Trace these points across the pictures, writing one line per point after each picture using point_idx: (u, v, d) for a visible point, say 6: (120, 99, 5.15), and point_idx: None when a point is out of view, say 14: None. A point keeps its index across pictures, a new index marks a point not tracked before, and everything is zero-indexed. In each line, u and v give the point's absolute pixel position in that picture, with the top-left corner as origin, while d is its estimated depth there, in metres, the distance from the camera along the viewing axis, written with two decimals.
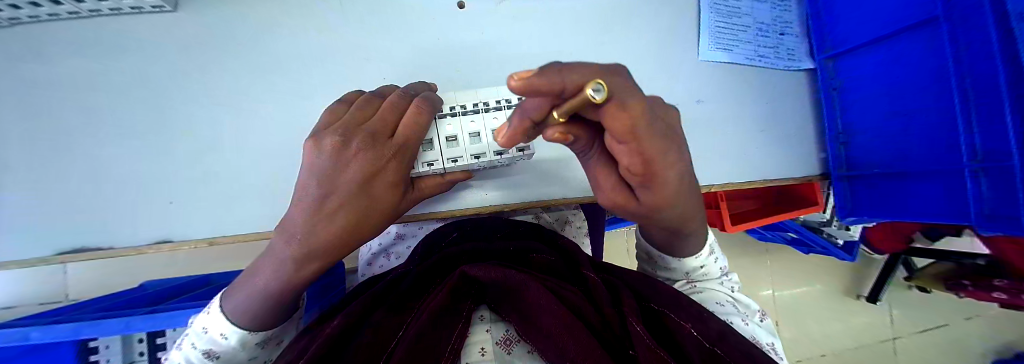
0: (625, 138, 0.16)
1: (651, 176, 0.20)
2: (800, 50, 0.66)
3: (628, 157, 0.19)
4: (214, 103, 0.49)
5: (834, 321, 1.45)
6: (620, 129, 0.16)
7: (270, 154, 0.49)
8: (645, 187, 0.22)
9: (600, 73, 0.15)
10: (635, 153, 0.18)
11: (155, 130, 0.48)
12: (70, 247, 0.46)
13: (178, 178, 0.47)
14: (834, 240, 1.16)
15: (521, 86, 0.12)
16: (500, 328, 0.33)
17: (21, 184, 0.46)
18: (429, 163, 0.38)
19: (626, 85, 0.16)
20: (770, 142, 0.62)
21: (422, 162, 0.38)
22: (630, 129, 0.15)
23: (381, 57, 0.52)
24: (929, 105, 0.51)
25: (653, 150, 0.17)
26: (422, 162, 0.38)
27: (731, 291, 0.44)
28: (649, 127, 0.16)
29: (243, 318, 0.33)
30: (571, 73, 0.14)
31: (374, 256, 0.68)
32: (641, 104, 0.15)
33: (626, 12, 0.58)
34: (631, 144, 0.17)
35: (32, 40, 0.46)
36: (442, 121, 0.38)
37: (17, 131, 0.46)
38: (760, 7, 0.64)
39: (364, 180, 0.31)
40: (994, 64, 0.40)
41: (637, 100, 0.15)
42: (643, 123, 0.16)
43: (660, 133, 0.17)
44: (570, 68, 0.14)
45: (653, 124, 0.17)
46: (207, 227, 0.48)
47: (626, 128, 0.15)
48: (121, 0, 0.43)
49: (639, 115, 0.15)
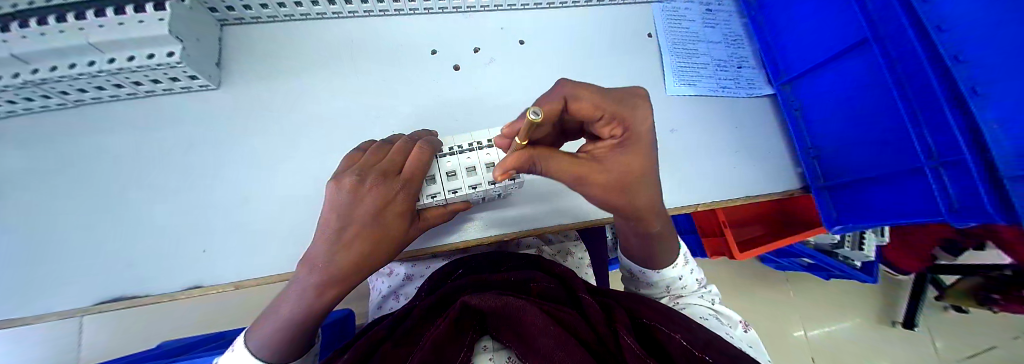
0: (595, 113, 0.35)
1: (627, 135, 0.35)
2: (759, 79, 0.74)
3: (602, 127, 0.36)
4: (244, 159, 0.56)
5: (874, 352, 1.34)
6: (589, 109, 0.35)
7: (290, 201, 0.54)
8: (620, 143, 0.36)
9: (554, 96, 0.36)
10: (609, 119, 0.35)
11: (193, 185, 0.54)
12: (101, 297, 0.49)
13: (207, 227, 0.52)
14: (851, 262, 1.13)
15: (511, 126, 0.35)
16: (502, 356, 0.37)
17: (67, 240, 0.50)
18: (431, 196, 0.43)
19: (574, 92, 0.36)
20: (749, 161, 0.67)
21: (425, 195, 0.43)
22: (593, 105, 0.34)
23: (390, 113, 0.60)
24: (879, 116, 0.57)
25: (617, 112, 0.35)
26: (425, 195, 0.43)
27: (712, 304, 0.50)
28: (607, 101, 0.35)
29: (266, 352, 0.37)
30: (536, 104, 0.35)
31: (383, 298, 0.69)
32: (593, 94, 0.35)
33: (598, 61, 0.67)
34: (602, 117, 0.35)
35: (99, 117, 0.55)
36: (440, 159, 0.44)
37: (68, 193, 0.52)
38: (715, 48, 0.74)
39: (377, 211, 0.35)
40: (927, 74, 0.46)
41: (589, 92, 0.35)
42: (601, 100, 0.34)
43: (618, 104, 0.35)
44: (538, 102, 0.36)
45: (604, 101, 0.35)
46: (229, 272, 0.51)
47: (593, 107, 0.34)
48: (174, 80, 0.53)
49: (595, 97, 0.34)
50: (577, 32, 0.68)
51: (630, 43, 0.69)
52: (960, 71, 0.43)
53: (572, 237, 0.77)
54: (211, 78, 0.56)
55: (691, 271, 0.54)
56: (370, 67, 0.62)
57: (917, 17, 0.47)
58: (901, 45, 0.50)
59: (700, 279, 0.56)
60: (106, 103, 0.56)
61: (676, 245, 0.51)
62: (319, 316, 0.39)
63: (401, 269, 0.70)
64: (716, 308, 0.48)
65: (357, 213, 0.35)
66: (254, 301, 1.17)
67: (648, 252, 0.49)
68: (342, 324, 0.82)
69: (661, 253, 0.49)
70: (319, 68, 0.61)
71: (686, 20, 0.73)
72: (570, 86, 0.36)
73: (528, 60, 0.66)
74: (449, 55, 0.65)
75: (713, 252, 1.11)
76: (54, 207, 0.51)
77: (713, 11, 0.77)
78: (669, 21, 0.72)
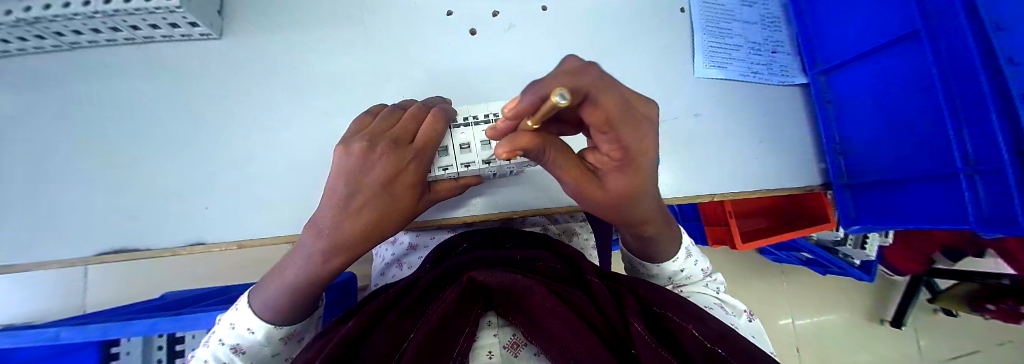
0: (603, 128, 0.23)
1: (629, 157, 0.26)
2: (793, 67, 0.70)
3: (607, 142, 0.25)
4: (249, 117, 0.53)
5: (857, 346, 1.38)
6: (598, 119, 0.22)
7: (296, 163, 0.53)
8: (619, 168, 0.28)
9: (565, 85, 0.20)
10: (614, 139, 0.24)
11: (198, 140, 0.52)
12: (111, 248, 0.49)
13: (211, 185, 0.51)
14: (851, 260, 1.13)
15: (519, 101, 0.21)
16: (507, 333, 0.35)
17: (68, 188, 0.49)
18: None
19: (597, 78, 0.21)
20: (769, 152, 0.64)
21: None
22: (604, 118, 0.21)
23: (400, 78, 0.57)
24: (920, 115, 0.53)
25: (625, 134, 0.23)
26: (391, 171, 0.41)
27: (717, 293, 0.50)
28: (622, 116, 0.22)
29: (270, 313, 0.37)
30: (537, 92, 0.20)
31: (387, 265, 0.69)
32: (615, 99, 0.21)
33: (624, 35, 0.63)
34: (609, 133, 0.23)
35: (97, 63, 0.53)
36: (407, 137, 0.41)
37: (69, 140, 0.51)
38: (750, 29, 0.68)
39: (386, 183, 0.34)
40: (975, 75, 0.43)
41: (610, 96, 0.21)
42: (620, 113, 0.22)
43: (633, 121, 0.23)
44: (540, 87, 0.20)
45: (624, 115, 0.22)
46: (235, 231, 0.50)
47: (603, 120, 0.22)
48: (174, 27, 0.50)
49: (614, 108, 0.21)
50: (605, 1, 0.63)
51: (660, 17, 0.64)
52: (1013, 75, 0.39)
53: (579, 218, 0.76)
54: (212, 27, 0.52)
55: (697, 262, 0.53)
56: (381, 26, 0.58)
57: (978, 11, 0.42)
58: (955, 40, 0.45)
59: (706, 269, 0.54)
60: (102, 47, 0.53)
61: (677, 243, 0.49)
62: (326, 282, 0.38)
63: (406, 237, 0.70)
64: (721, 297, 0.48)
65: (364, 184, 0.33)
66: (260, 259, 1.19)
67: (646, 250, 0.47)
68: (343, 287, 0.84)
69: (660, 252, 0.48)
70: (326, 24, 0.57)
71: None
72: (597, 80, 0.21)
73: (549, 30, 0.61)
74: (466, 18, 0.60)
75: (715, 241, 1.11)
76: (56, 153, 0.50)
77: None
78: None
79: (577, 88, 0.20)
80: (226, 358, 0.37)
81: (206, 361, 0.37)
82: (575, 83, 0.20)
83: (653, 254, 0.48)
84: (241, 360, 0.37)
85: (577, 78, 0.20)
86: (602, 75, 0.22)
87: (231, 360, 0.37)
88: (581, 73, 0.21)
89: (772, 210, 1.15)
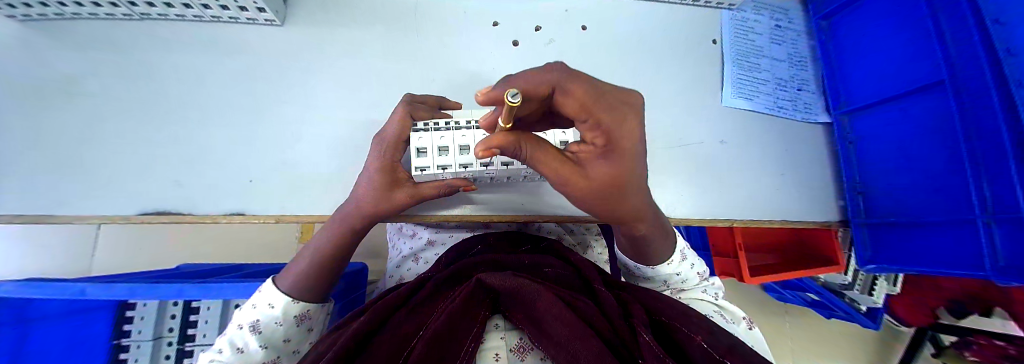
0: (579, 115, 0.21)
1: (612, 145, 0.22)
2: (816, 105, 0.71)
3: (586, 128, 0.23)
4: (300, 100, 0.57)
5: None
6: (572, 108, 0.21)
7: (340, 148, 0.56)
8: (603, 153, 0.23)
9: (532, 79, 0.21)
10: (593, 125, 0.21)
11: (249, 117, 0.55)
12: (154, 208, 0.51)
13: (258, 161, 0.54)
14: (857, 306, 1.08)
15: (484, 97, 0.21)
16: (514, 335, 0.33)
17: (122, 148, 0.52)
18: (422, 168, 0.43)
19: (575, 77, 0.20)
20: (793, 184, 0.66)
21: (438, 165, 0.43)
22: (579, 103, 0.20)
23: (443, 79, 0.61)
24: (937, 161, 0.56)
25: (608, 118, 0.20)
26: (416, 167, 0.43)
27: (715, 299, 0.48)
28: (597, 98, 0.20)
29: (290, 284, 0.43)
30: (522, 80, 0.21)
31: (403, 259, 0.70)
32: (589, 85, 0.20)
33: (658, 58, 0.66)
34: (587, 120, 0.21)
35: (164, 36, 0.56)
36: (436, 132, 0.43)
37: (133, 102, 0.53)
38: (779, 65, 0.71)
39: (383, 187, 0.42)
40: (997, 126, 0.45)
41: (581, 82, 0.20)
42: (594, 95, 0.20)
43: (610, 102, 0.21)
44: (522, 80, 0.22)
45: (601, 98, 0.20)
46: (275, 206, 0.53)
47: (578, 105, 0.20)
48: (244, 11, 0.54)
49: (585, 91, 0.20)
50: (642, 26, 0.67)
51: (693, 47, 0.68)
52: None
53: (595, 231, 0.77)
54: (278, 14, 0.56)
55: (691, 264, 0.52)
56: (431, 29, 0.62)
57: (1001, 70, 0.44)
58: (979, 93, 0.48)
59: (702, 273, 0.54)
60: (173, 23, 0.57)
61: (671, 242, 0.47)
62: (347, 253, 0.48)
63: (425, 233, 0.71)
64: (720, 303, 0.47)
65: (364, 192, 0.43)
66: (272, 241, 1.21)
67: (640, 251, 0.46)
68: (353, 276, 0.85)
69: (660, 253, 0.47)
70: (380, 22, 0.61)
71: (754, 33, 0.71)
72: (566, 71, 0.21)
73: (589, 47, 0.64)
74: (511, 28, 0.64)
75: (722, 271, 1.09)
76: (115, 114, 0.53)
77: (782, 27, 0.73)
78: (736, 30, 0.70)
79: (544, 78, 0.21)
80: (242, 342, 0.38)
81: (221, 350, 0.37)
82: (543, 75, 0.21)
83: (648, 256, 0.47)
84: (258, 340, 0.38)
85: (551, 69, 0.22)
86: (575, 72, 0.21)
87: (248, 340, 0.38)
88: (549, 73, 0.21)
89: (781, 246, 1.15)
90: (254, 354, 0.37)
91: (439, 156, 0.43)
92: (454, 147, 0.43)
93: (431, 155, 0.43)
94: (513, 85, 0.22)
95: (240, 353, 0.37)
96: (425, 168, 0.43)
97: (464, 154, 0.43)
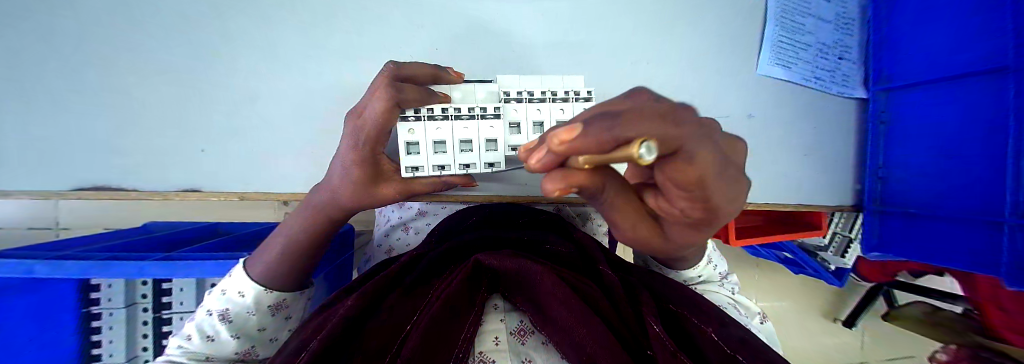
0: (684, 188, 0.11)
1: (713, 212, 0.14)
2: (854, 77, 0.64)
3: (674, 195, 0.13)
4: (251, 48, 0.45)
5: (823, 336, 1.42)
6: (683, 181, 0.10)
7: (313, 112, 0.48)
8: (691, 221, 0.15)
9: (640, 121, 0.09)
10: (691, 201, 0.12)
11: (188, 70, 0.44)
12: (93, 183, 0.44)
13: (210, 126, 0.45)
14: (828, 264, 1.11)
15: (565, 152, 0.10)
16: (514, 317, 0.27)
17: (31, 107, 0.42)
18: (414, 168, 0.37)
19: (695, 128, 0.10)
20: (802, 165, 0.63)
21: (434, 166, 0.37)
22: (699, 180, 0.10)
23: (434, 26, 0.50)
24: (977, 150, 0.53)
25: (713, 195, 0.11)
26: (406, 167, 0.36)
27: (731, 294, 0.46)
28: (720, 169, 0.10)
29: (260, 274, 0.37)
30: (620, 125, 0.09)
31: (392, 228, 0.65)
32: (711, 153, 0.10)
33: (691, 14, 0.56)
34: (690, 195, 0.12)
35: None
36: (430, 123, 0.35)
37: (26, 44, 0.41)
38: (825, 26, 0.61)
39: (363, 185, 0.34)
40: None
41: (703, 142, 0.10)
42: (715, 164, 0.10)
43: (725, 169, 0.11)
44: (618, 121, 0.09)
45: (720, 156, 0.11)
46: (238, 180, 0.47)
47: (692, 181, 0.10)
48: None
49: (710, 159, 0.10)
50: None
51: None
52: None
53: None
54: None
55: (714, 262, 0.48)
56: None
57: None
58: None
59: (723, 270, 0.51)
60: None
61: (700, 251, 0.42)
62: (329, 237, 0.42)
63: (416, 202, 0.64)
64: (735, 298, 0.45)
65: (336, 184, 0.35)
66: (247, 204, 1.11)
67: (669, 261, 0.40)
68: (342, 238, 0.82)
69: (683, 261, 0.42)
70: None
71: None
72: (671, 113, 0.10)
73: None
74: None
75: None
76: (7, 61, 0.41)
77: None
78: None
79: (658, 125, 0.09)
80: (211, 330, 0.35)
81: (189, 335, 0.35)
82: (643, 116, 0.10)
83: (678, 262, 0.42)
84: (229, 330, 0.35)
85: (646, 106, 0.10)
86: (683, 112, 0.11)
87: (217, 330, 0.35)
88: (651, 111, 0.10)
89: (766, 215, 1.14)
90: (223, 343, 0.35)
91: (436, 153, 0.36)
92: (452, 143, 0.37)
93: (426, 153, 0.36)
94: (603, 133, 0.09)
95: (210, 341, 0.35)
96: (418, 168, 0.37)
97: (465, 152, 0.37)
